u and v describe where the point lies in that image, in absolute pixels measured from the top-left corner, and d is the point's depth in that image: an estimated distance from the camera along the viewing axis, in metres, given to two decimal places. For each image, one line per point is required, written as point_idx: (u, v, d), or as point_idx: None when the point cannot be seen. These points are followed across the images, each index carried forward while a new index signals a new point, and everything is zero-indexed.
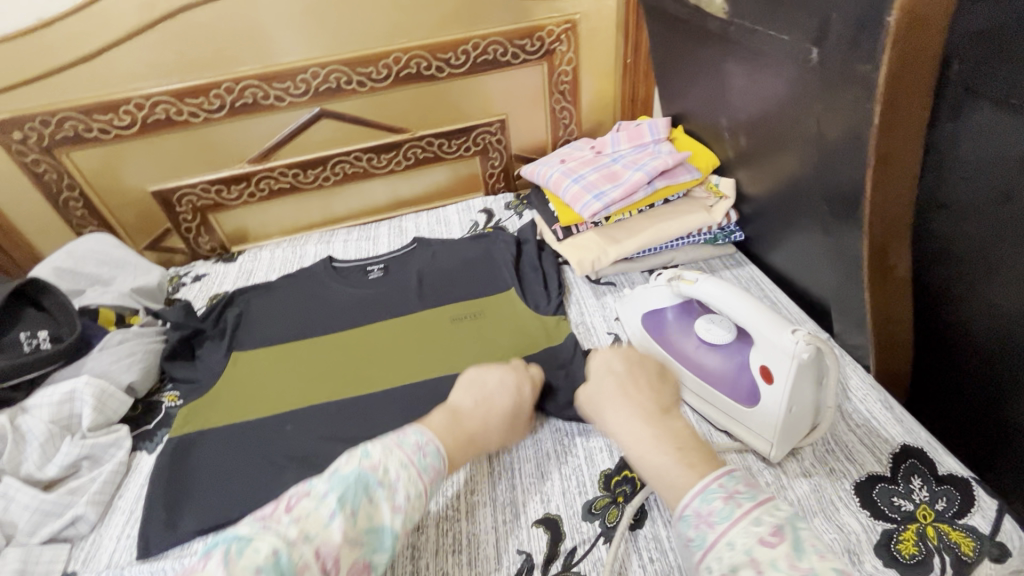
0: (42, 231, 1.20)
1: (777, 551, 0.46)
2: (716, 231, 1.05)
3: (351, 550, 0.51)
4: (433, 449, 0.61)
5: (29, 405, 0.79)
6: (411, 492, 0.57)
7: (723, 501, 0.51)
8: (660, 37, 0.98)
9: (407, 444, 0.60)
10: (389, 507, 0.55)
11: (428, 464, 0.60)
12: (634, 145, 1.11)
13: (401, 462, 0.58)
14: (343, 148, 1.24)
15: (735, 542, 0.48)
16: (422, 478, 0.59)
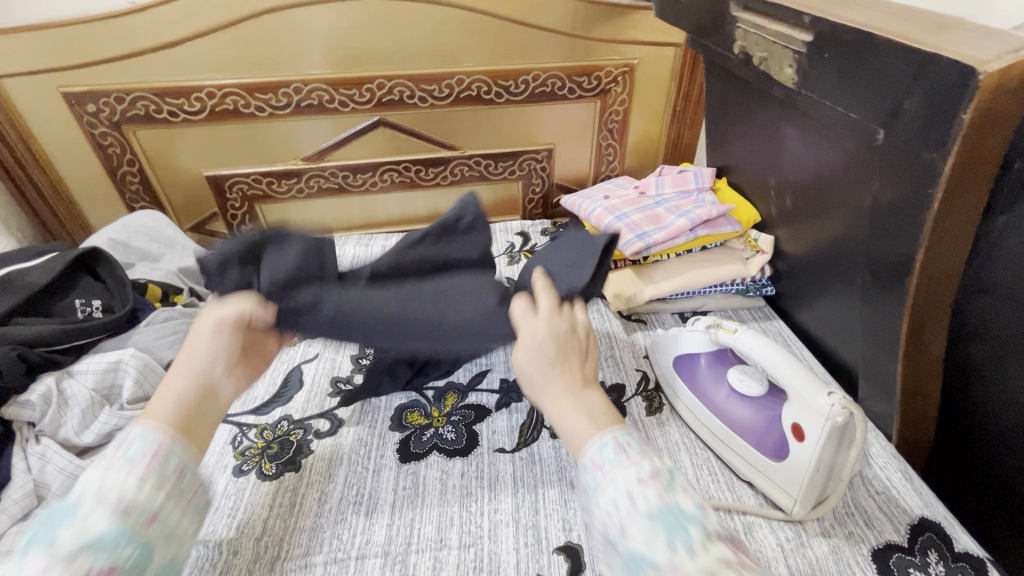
0: (95, 201, 1.23)
1: (653, 488, 0.46)
2: (749, 282, 1.08)
3: (69, 564, 0.40)
4: (139, 436, 0.51)
5: (76, 370, 0.80)
6: (127, 484, 0.46)
7: (614, 451, 0.49)
8: (720, 91, 1.02)
9: (132, 453, 0.49)
10: (105, 513, 0.44)
11: (138, 452, 0.49)
12: (677, 191, 1.14)
13: (98, 472, 0.47)
14: (394, 158, 1.28)
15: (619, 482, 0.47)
16: (137, 465, 0.48)
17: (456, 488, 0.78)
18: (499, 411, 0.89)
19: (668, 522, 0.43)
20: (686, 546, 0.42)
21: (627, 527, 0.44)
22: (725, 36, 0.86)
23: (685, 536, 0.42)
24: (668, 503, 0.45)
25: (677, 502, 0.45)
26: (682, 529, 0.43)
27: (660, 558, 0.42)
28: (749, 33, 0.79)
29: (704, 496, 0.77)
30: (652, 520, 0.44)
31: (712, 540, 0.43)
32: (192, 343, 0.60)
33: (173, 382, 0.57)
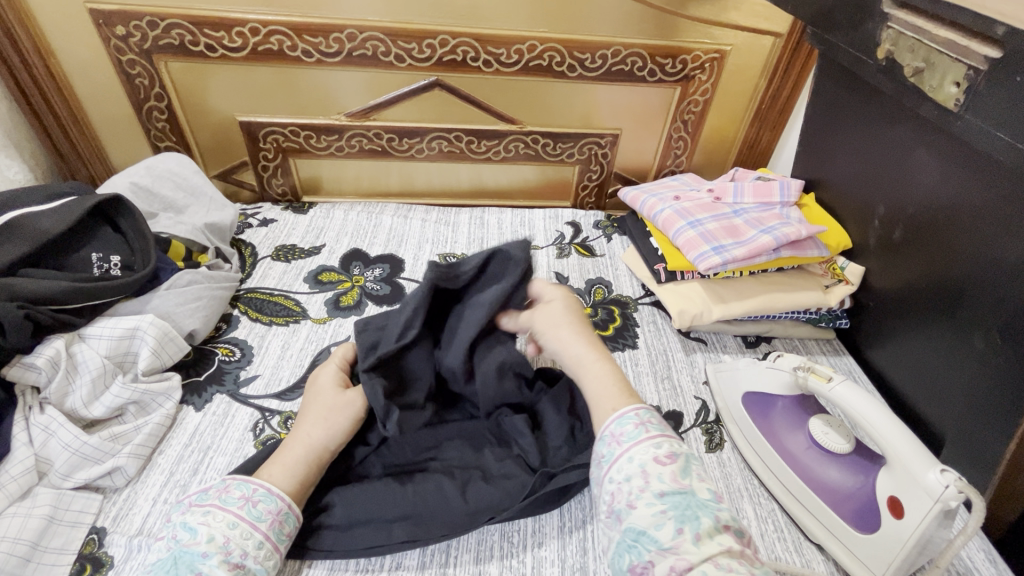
0: (117, 136, 1.12)
1: (669, 471, 0.56)
2: (823, 312, 0.98)
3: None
4: (264, 494, 0.58)
5: (88, 333, 0.72)
6: (248, 547, 0.54)
7: (634, 426, 0.60)
8: (844, 96, 0.90)
9: (229, 504, 0.56)
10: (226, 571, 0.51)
11: (263, 512, 0.56)
12: (759, 202, 1.02)
13: (227, 525, 0.54)
14: (446, 125, 1.16)
15: (638, 462, 0.57)
16: (260, 529, 0.55)
17: None
18: None
19: (679, 509, 0.53)
20: (695, 530, 0.51)
21: (635, 503, 0.54)
22: (863, 36, 0.74)
23: (695, 523, 0.52)
24: (684, 488, 0.55)
25: (690, 488, 0.55)
26: (693, 516, 0.52)
27: (666, 539, 0.51)
28: (903, 37, 0.67)
29: (769, 555, 0.68)
30: (663, 500, 0.54)
31: (719, 529, 0.52)
32: (310, 404, 0.68)
33: (294, 446, 0.63)
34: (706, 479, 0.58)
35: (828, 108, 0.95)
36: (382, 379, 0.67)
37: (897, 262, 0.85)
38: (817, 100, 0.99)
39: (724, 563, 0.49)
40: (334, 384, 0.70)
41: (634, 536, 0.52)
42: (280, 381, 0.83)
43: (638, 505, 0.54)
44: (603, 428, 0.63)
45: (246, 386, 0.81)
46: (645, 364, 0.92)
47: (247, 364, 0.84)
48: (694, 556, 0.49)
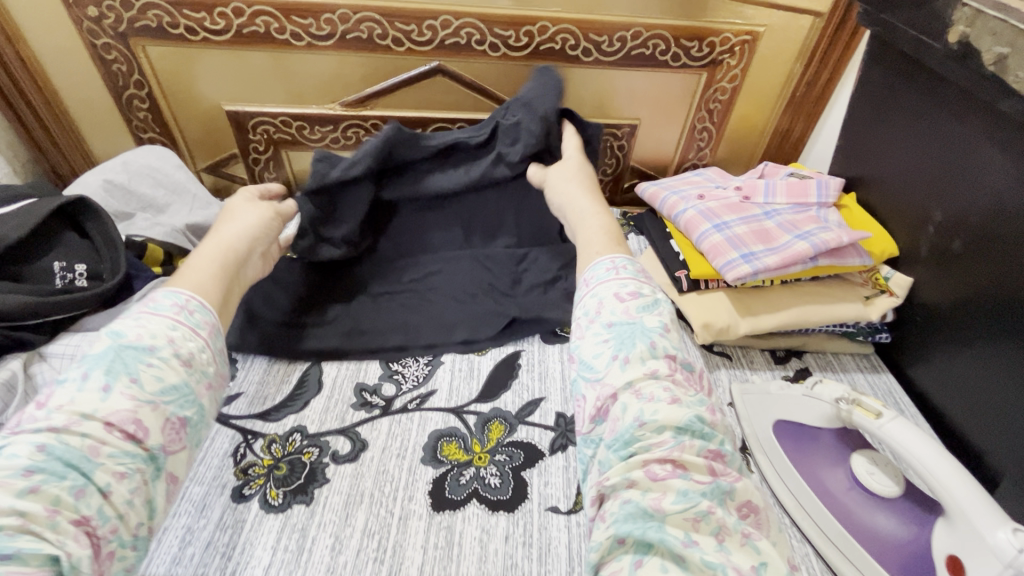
0: (98, 126, 1.05)
1: (622, 308, 0.57)
2: (862, 325, 0.89)
3: (155, 408, 0.51)
4: (199, 308, 0.61)
5: (50, 352, 0.66)
6: (193, 347, 0.57)
7: (605, 270, 0.63)
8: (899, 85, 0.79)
9: (163, 311, 0.57)
10: (178, 365, 0.54)
11: (200, 321, 0.60)
12: (793, 202, 0.93)
13: (168, 325, 0.56)
14: (450, 115, 1.07)
15: (599, 298, 0.59)
16: (203, 336, 0.59)
17: (498, 557, 0.63)
18: (554, 455, 0.73)
19: (621, 338, 0.55)
20: (626, 357, 0.54)
21: (586, 334, 0.58)
22: (931, 16, 0.64)
23: (628, 351, 0.54)
24: (633, 319, 0.56)
25: (640, 320, 0.56)
26: (630, 345, 0.54)
27: (600, 369, 0.54)
28: (983, 16, 0.58)
29: None
30: (608, 331, 0.56)
31: (653, 356, 0.53)
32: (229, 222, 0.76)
33: (201, 260, 0.67)
34: (666, 314, 0.58)
35: (878, 99, 0.85)
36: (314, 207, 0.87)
37: (952, 274, 0.75)
38: (863, 89, 0.88)
39: (646, 392, 0.51)
40: (257, 208, 0.81)
41: (582, 368, 0.56)
42: (265, 398, 0.78)
43: (586, 339, 0.57)
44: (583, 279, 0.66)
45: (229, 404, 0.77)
46: None
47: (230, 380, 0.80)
48: (620, 382, 0.52)
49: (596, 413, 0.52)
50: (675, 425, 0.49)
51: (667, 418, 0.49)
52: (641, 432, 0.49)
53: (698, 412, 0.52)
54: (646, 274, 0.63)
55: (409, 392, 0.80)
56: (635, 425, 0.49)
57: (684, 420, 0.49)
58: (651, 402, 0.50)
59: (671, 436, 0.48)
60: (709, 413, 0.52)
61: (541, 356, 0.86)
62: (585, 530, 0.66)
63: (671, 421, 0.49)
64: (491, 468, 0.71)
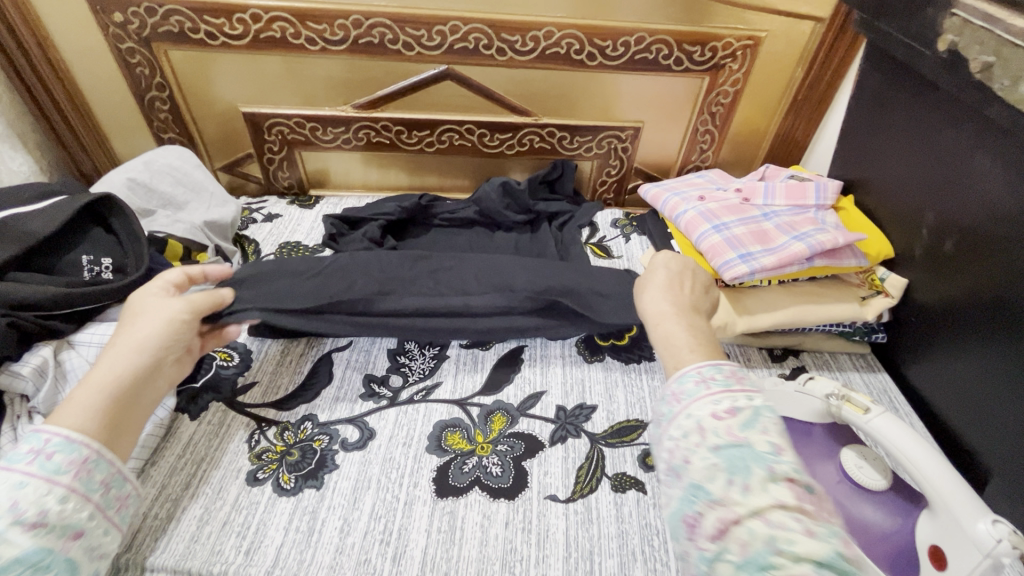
0: (121, 126, 1.09)
1: (725, 425, 0.48)
2: (858, 325, 0.91)
3: None
4: (61, 444, 0.50)
5: (77, 340, 0.69)
6: (50, 503, 0.47)
7: (694, 384, 0.52)
8: (898, 88, 0.81)
9: (12, 462, 0.48)
10: (20, 534, 0.44)
11: (61, 464, 0.49)
12: (792, 204, 0.94)
13: (13, 485, 0.46)
14: (458, 118, 1.10)
15: (695, 417, 0.50)
16: (63, 490, 0.48)
17: (498, 541, 0.66)
18: (554, 446, 0.76)
19: (732, 461, 0.45)
20: (744, 482, 0.44)
21: (690, 458, 0.48)
22: (924, 24, 0.67)
23: (744, 474, 0.45)
24: (740, 441, 0.47)
25: (748, 441, 0.47)
26: (744, 467, 0.45)
27: (716, 490, 0.45)
28: (970, 26, 0.60)
29: None
30: (718, 455, 0.46)
31: (775, 480, 0.44)
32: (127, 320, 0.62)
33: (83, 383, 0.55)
34: (775, 430, 0.48)
35: (875, 103, 0.87)
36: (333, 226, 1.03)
37: (945, 276, 0.77)
38: (860, 95, 0.91)
39: (776, 520, 0.42)
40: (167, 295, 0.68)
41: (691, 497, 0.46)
42: (278, 389, 0.81)
43: (692, 460, 0.47)
44: (666, 387, 0.56)
45: (244, 393, 0.80)
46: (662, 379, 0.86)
47: (245, 370, 0.83)
48: (742, 509, 0.43)
49: (716, 533, 0.43)
50: (818, 561, 0.39)
51: (808, 550, 0.40)
52: (776, 561, 0.40)
53: (840, 549, 0.41)
54: (738, 379, 0.53)
55: (415, 384, 0.83)
56: (769, 553, 0.40)
57: (831, 556, 0.40)
58: (784, 531, 0.41)
59: (813, 572, 0.39)
60: (852, 551, 0.42)
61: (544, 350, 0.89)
62: (583, 517, 0.69)
63: (814, 556, 0.40)
64: (493, 456, 0.74)
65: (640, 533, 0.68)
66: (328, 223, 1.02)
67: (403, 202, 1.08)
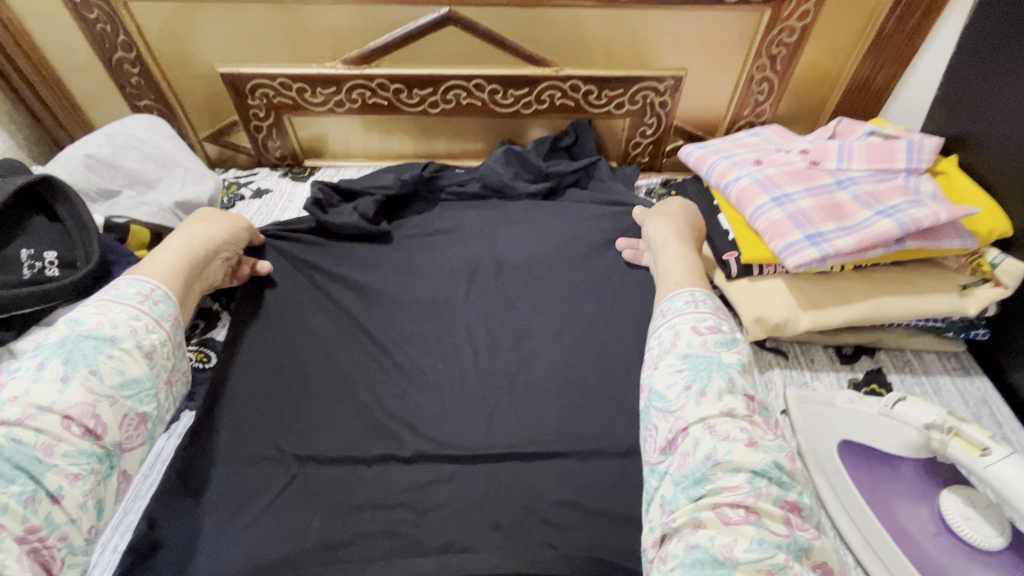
0: (91, 93, 0.98)
1: (700, 340, 0.58)
2: (954, 320, 0.73)
3: (114, 403, 0.54)
4: (162, 298, 0.62)
5: (19, 348, 0.60)
6: (156, 339, 0.59)
7: (684, 302, 0.63)
8: None
9: (128, 299, 0.60)
10: (139, 358, 0.57)
11: (165, 312, 0.61)
12: (874, 170, 0.76)
13: (133, 316, 0.58)
14: (465, 71, 0.94)
15: (675, 328, 0.61)
16: (165, 325, 0.61)
17: None
18: (574, 470, 0.64)
19: (695, 368, 0.56)
20: (701, 386, 0.54)
21: (659, 357, 0.60)
22: None
23: (704, 381, 0.54)
24: (710, 353, 0.57)
25: (718, 355, 0.57)
26: (707, 374, 0.55)
27: (672, 397, 0.55)
28: None
29: None
30: (686, 360, 0.57)
31: (730, 389, 0.54)
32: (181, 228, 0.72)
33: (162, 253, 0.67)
34: (744, 354, 0.58)
35: (1008, 32, 0.67)
36: (322, 195, 0.89)
37: None
38: (983, 21, 0.71)
39: (721, 429, 0.51)
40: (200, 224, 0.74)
41: (654, 399, 0.57)
42: None
43: (660, 367, 0.58)
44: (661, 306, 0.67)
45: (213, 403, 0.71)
46: None
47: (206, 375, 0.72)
48: (693, 417, 0.53)
49: (666, 445, 0.53)
50: (751, 469, 0.48)
51: (742, 460, 0.49)
52: (712, 473, 0.49)
53: (776, 458, 0.50)
54: (725, 311, 0.63)
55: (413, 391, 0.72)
56: (708, 464, 0.49)
57: (762, 463, 0.49)
58: (725, 441, 0.50)
59: (745, 481, 0.48)
60: (789, 461, 0.51)
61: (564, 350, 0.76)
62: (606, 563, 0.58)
63: (747, 464, 0.48)
64: (500, 481, 0.63)
65: None
66: (314, 188, 0.89)
67: (403, 173, 0.94)
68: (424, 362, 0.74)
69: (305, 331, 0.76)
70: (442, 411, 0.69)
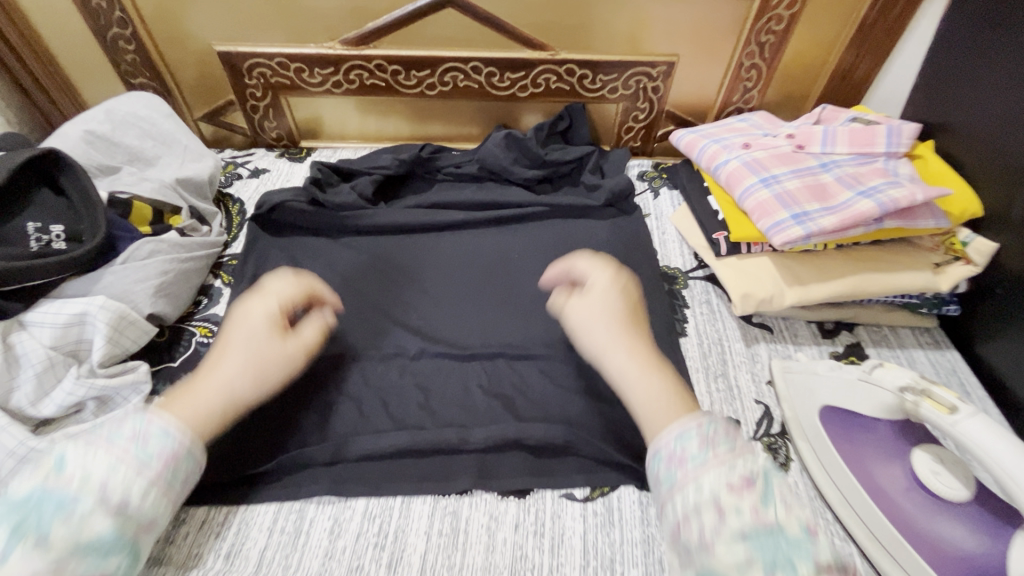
0: (84, 69, 0.98)
1: (747, 501, 0.45)
2: (927, 297, 0.78)
3: (58, 570, 0.42)
4: (161, 431, 0.51)
5: (30, 320, 0.61)
6: (134, 490, 0.47)
7: (697, 445, 0.49)
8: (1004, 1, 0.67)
9: (116, 442, 0.48)
10: (106, 513, 0.45)
11: (154, 452, 0.49)
12: (856, 152, 0.79)
13: (107, 466, 0.46)
14: (462, 54, 0.95)
15: (705, 488, 0.46)
16: (150, 467, 0.49)
17: (507, 547, 0.59)
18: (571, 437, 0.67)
19: (769, 554, 0.42)
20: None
21: (712, 543, 0.44)
22: None
23: (790, 569, 0.42)
24: (769, 524, 0.44)
25: (779, 524, 0.44)
26: (786, 562, 0.42)
27: None
28: None
29: None
30: (746, 542, 0.43)
31: (821, 570, 0.42)
32: (232, 346, 0.59)
33: (210, 393, 0.55)
34: (790, 499, 0.47)
35: (979, 23, 0.71)
36: (323, 175, 0.91)
37: None
38: (958, 12, 0.75)
39: None
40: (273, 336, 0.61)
41: None
42: None
43: (694, 527, 0.45)
44: (654, 443, 0.53)
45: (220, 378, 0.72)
46: (695, 357, 0.76)
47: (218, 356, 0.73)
48: None
49: None
50: None
51: None
52: None
53: None
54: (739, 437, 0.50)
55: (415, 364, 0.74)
56: None
57: None
58: None
59: None
60: None
61: (561, 325, 0.78)
62: (602, 520, 0.61)
63: None
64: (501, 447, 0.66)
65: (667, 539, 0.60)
66: (314, 168, 0.90)
67: (401, 153, 0.95)
68: (425, 334, 0.77)
69: None
70: (444, 384, 0.71)
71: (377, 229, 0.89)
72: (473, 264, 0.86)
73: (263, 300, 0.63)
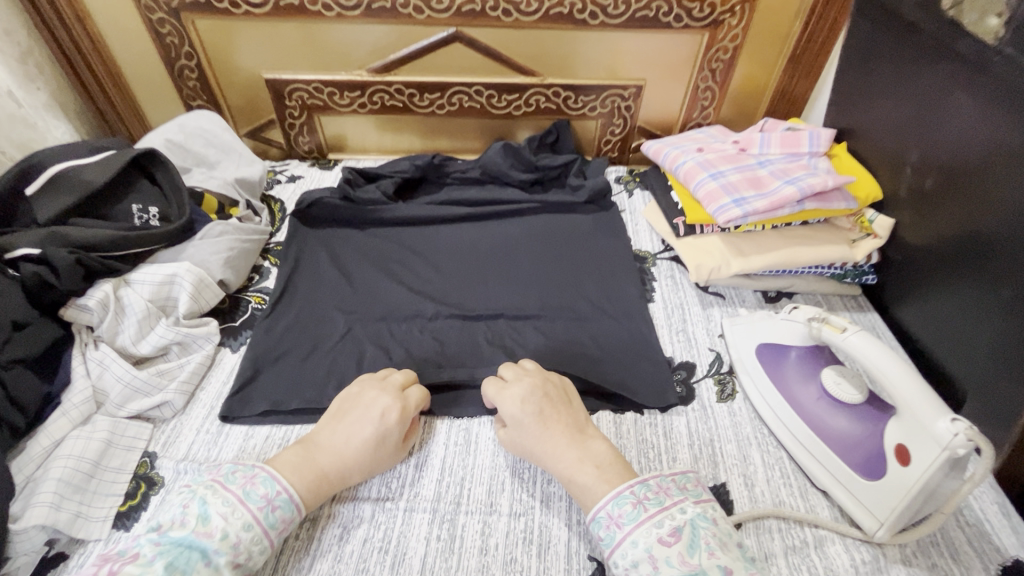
0: (151, 94, 1.17)
1: (675, 551, 0.53)
2: (848, 268, 0.95)
3: None
4: (284, 502, 0.59)
5: (133, 279, 0.78)
6: (254, 551, 0.55)
7: (631, 507, 0.57)
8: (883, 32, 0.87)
9: (251, 502, 0.57)
10: (229, 569, 0.53)
11: (278, 518, 0.58)
12: (786, 152, 0.99)
13: (246, 524, 0.55)
14: (467, 79, 1.15)
15: (641, 544, 0.55)
16: (268, 533, 0.57)
17: (510, 453, 0.74)
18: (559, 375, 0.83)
19: None
20: None
21: None
22: None
23: None
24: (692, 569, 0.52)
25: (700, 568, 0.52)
26: None
27: None
28: None
29: (773, 499, 0.71)
30: None
31: None
32: (355, 424, 0.65)
33: (326, 456, 0.64)
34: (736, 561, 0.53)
35: (870, 51, 0.91)
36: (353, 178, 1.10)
37: (925, 214, 0.82)
38: (856, 42, 0.96)
39: None
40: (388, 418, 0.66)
41: None
42: None
43: None
44: (589, 515, 0.60)
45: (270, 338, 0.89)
46: (661, 318, 0.93)
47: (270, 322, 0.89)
48: None
49: None
50: None
51: None
52: None
53: None
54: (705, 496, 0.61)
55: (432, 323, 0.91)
56: None
57: None
58: None
59: None
60: None
61: (551, 293, 0.95)
62: None
63: None
64: None
65: (637, 447, 0.76)
66: (345, 172, 1.09)
67: (417, 160, 1.14)
68: (439, 300, 0.93)
69: (344, 280, 0.95)
70: (456, 337, 0.88)
71: (397, 221, 1.07)
72: (478, 249, 1.03)
73: (397, 398, 0.68)
